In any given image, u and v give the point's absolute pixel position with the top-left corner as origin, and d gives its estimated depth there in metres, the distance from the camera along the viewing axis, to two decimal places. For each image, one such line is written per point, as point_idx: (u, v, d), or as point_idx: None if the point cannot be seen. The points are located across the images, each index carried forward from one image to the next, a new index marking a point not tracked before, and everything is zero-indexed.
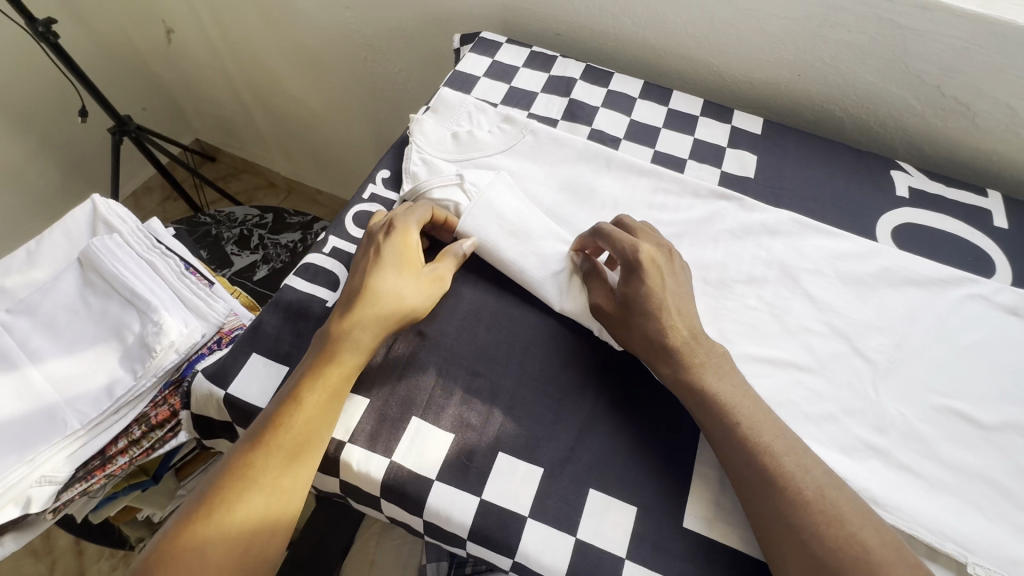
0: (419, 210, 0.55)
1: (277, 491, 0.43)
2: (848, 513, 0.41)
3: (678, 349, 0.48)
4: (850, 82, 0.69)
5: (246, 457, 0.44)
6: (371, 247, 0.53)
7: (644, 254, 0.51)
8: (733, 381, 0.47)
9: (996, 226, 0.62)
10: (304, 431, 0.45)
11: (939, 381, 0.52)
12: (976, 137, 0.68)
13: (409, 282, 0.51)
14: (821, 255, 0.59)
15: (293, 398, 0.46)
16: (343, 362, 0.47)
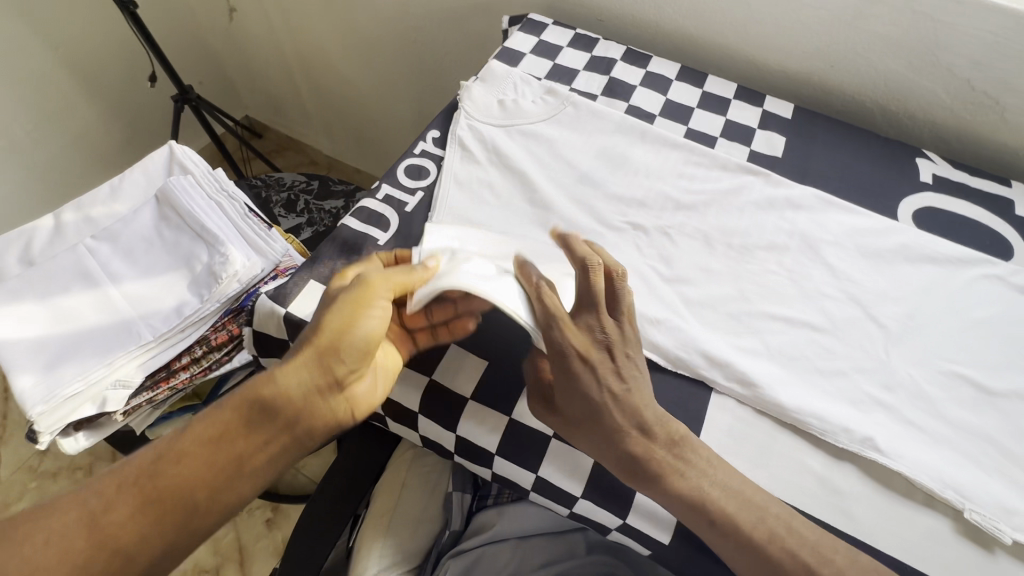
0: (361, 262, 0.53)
1: (112, 530, 0.39)
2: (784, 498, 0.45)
3: (610, 459, 0.46)
4: (882, 74, 0.72)
5: (92, 483, 0.41)
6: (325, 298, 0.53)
7: (571, 351, 0.47)
8: (696, 470, 0.45)
9: (1017, 215, 0.64)
10: (168, 470, 0.41)
11: (949, 350, 0.54)
12: (1003, 131, 0.70)
13: (334, 315, 0.46)
14: (843, 230, 0.62)
15: (177, 433, 0.44)
16: (244, 397, 0.44)
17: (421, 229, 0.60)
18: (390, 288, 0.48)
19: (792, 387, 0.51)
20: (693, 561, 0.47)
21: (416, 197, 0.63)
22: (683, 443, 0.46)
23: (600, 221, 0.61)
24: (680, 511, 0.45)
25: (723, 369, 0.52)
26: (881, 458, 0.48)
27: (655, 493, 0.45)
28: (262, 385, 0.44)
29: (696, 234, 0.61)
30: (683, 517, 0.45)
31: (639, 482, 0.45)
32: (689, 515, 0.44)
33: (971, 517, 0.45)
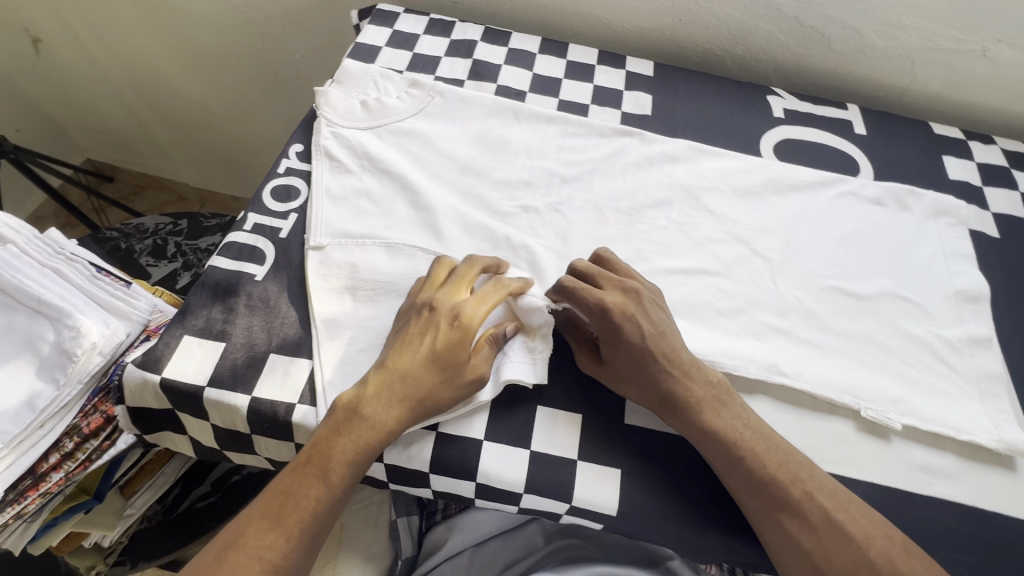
0: (486, 295, 0.49)
1: (279, 562, 0.41)
2: (765, 431, 0.47)
3: (655, 393, 0.47)
4: (725, 22, 0.76)
5: (254, 537, 0.41)
6: (423, 319, 0.47)
7: (610, 305, 0.48)
8: (730, 411, 0.47)
9: (857, 133, 0.71)
10: (313, 506, 0.42)
11: (827, 267, 0.59)
12: (832, 60, 0.77)
13: (452, 372, 0.46)
14: (717, 174, 0.65)
15: (310, 475, 0.43)
16: (365, 441, 0.44)
17: (302, 255, 0.55)
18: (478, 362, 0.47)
19: (698, 333, 0.53)
20: (644, 525, 0.47)
21: (291, 220, 0.58)
22: (721, 387, 0.48)
23: (490, 210, 0.60)
24: (708, 452, 0.46)
25: None
26: (786, 380, 0.51)
27: (694, 435, 0.47)
28: (380, 429, 0.44)
29: (586, 205, 0.61)
30: (713, 458, 0.46)
31: (680, 419, 0.47)
32: (723, 460, 0.46)
33: (867, 414, 0.50)
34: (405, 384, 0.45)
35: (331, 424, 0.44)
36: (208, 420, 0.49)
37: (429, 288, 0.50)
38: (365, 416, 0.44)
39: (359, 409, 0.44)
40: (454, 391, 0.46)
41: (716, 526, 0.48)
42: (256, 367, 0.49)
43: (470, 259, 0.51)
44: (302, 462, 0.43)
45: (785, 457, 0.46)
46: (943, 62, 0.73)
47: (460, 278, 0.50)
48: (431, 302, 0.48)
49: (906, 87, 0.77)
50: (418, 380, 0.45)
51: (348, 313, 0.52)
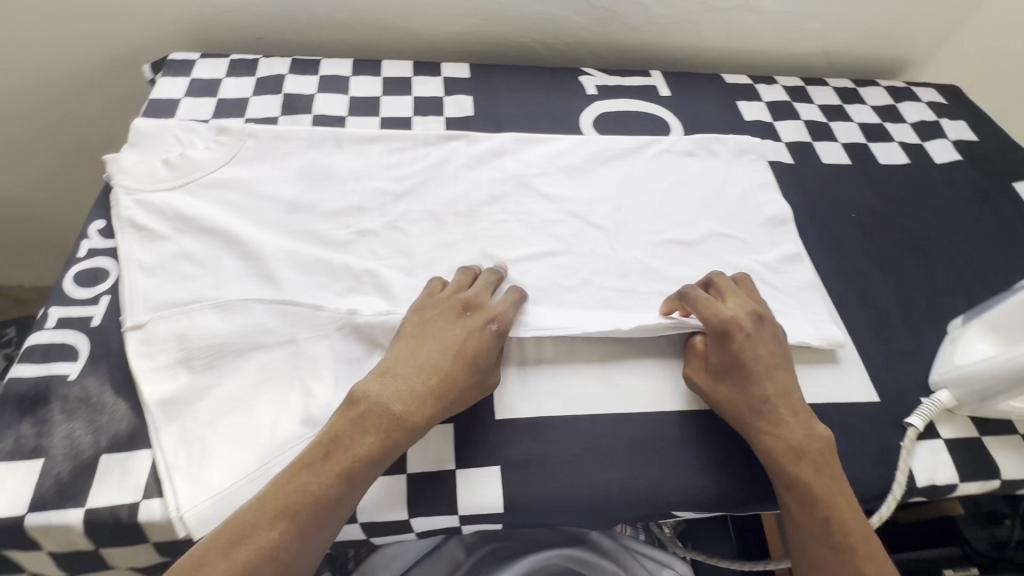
0: (507, 299, 0.52)
1: (280, 557, 0.40)
2: (848, 494, 0.47)
3: (744, 407, 0.49)
4: (526, 15, 0.79)
5: (263, 529, 0.40)
6: (458, 315, 0.50)
7: (733, 321, 0.50)
8: (827, 467, 0.47)
9: (663, 96, 0.77)
10: (326, 509, 0.41)
11: (657, 223, 0.63)
12: (629, 34, 0.83)
13: (481, 371, 0.48)
14: (545, 159, 0.67)
15: (339, 474, 0.42)
16: (394, 441, 0.44)
17: (122, 339, 0.51)
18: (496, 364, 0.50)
19: (549, 313, 0.54)
20: (534, 512, 0.48)
21: (102, 305, 0.53)
22: (828, 445, 0.48)
23: (325, 243, 0.58)
24: (789, 499, 0.47)
25: None
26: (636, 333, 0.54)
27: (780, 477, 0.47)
28: (410, 430, 0.45)
29: (423, 216, 0.61)
30: (790, 503, 0.47)
31: (773, 456, 0.47)
32: (803, 510, 0.46)
33: None
34: (439, 386, 0.46)
35: (360, 418, 0.44)
36: (41, 549, 0.43)
37: (455, 289, 0.53)
38: (396, 415, 0.45)
39: (396, 406, 0.45)
40: (476, 395, 0.49)
41: (610, 497, 0.49)
42: (85, 475, 0.44)
43: (495, 269, 0.56)
44: (329, 457, 0.43)
45: (855, 505, 0.47)
46: (720, 19, 0.82)
47: (483, 283, 0.53)
48: (469, 304, 0.51)
49: (697, 46, 0.85)
50: (448, 371, 0.47)
51: (185, 389, 0.48)
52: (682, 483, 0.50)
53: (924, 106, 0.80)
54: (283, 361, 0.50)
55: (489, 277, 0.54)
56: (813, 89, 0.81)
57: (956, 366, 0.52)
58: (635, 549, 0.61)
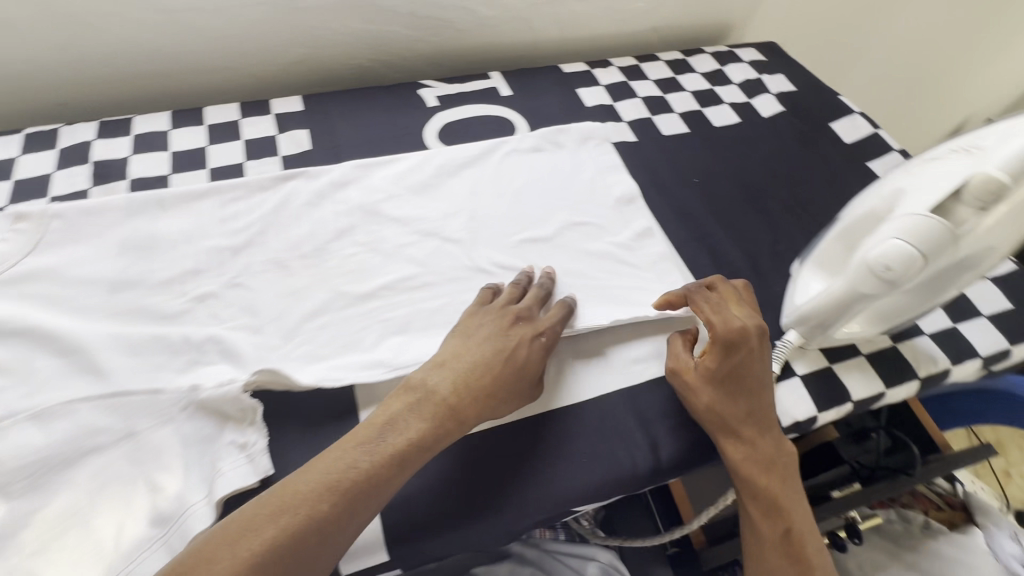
0: (557, 312, 0.53)
1: (328, 521, 0.40)
2: (801, 504, 0.50)
3: (729, 412, 0.50)
4: (352, 36, 0.77)
5: (309, 493, 0.40)
6: (508, 325, 0.51)
7: (746, 334, 0.50)
8: (786, 479, 0.50)
9: (504, 95, 0.78)
10: (374, 480, 0.42)
11: (512, 224, 0.63)
12: (463, 39, 0.83)
13: (524, 383, 0.50)
14: (390, 182, 0.65)
15: (393, 444, 0.43)
16: (443, 431, 0.45)
17: None
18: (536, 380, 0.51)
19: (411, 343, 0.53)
20: (424, 549, 0.46)
21: None
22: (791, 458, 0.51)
23: (159, 317, 0.53)
24: (752, 505, 0.49)
25: (346, 375, 0.50)
26: None
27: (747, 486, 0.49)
28: (452, 426, 0.46)
29: (266, 267, 0.58)
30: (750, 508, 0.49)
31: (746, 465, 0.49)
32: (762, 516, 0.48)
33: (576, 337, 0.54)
34: (488, 394, 0.47)
35: (419, 403, 0.46)
36: None
37: (508, 298, 0.54)
38: (446, 410, 0.46)
39: (450, 398, 0.46)
40: (519, 405, 0.50)
41: (504, 507, 0.48)
42: None
43: (547, 278, 0.57)
44: (383, 424, 0.44)
45: (805, 513, 0.50)
46: (546, 12, 0.83)
47: (533, 294, 0.55)
48: (522, 315, 0.52)
49: (534, 41, 0.87)
50: (496, 376, 0.48)
51: None
52: (574, 476, 0.50)
53: (746, 66, 0.86)
54: (120, 459, 0.45)
55: (542, 288, 0.56)
56: (646, 65, 0.85)
57: (790, 307, 0.55)
58: (556, 551, 0.62)
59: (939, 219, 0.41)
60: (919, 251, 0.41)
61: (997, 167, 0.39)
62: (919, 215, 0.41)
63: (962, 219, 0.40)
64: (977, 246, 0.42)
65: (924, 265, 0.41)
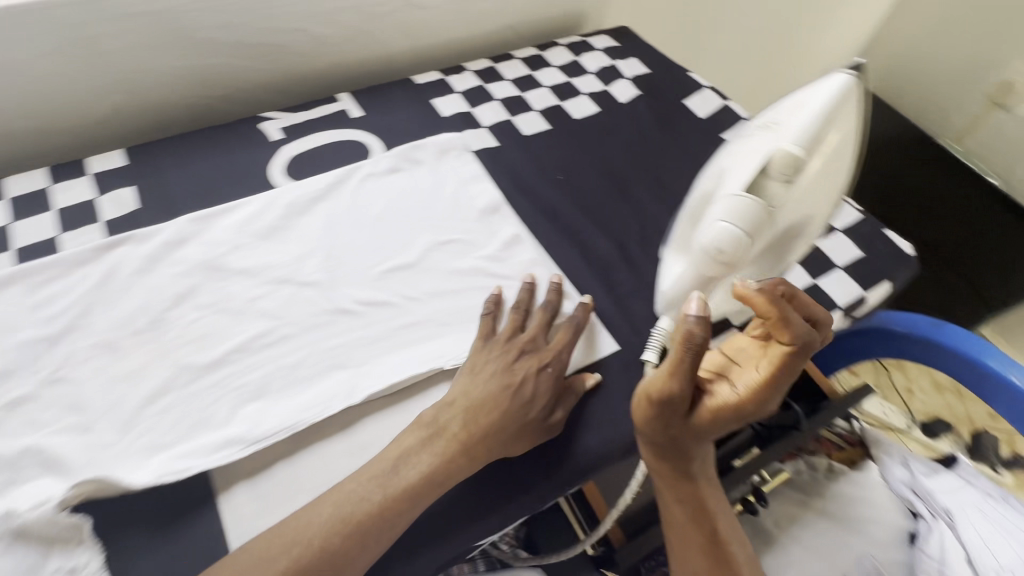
0: (565, 334, 0.53)
1: (341, 551, 0.40)
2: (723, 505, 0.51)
3: (689, 443, 0.46)
4: (177, 74, 0.70)
5: (322, 522, 0.41)
6: (514, 359, 0.50)
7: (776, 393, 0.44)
8: (712, 486, 0.50)
9: (355, 117, 0.74)
10: (388, 513, 0.42)
11: (374, 255, 0.60)
12: (304, 62, 0.77)
13: (537, 416, 0.49)
14: (234, 230, 0.59)
15: (411, 477, 0.44)
16: (460, 465, 0.45)
17: None
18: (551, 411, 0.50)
19: (272, 410, 0.48)
20: None
21: None
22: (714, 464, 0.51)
23: None
24: (680, 512, 0.49)
25: (196, 462, 0.45)
26: (371, 389, 0.50)
27: (675, 494, 0.49)
28: (467, 461, 0.46)
29: (93, 353, 0.51)
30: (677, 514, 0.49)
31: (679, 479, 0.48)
32: (689, 523, 0.49)
33: (452, 367, 0.52)
34: (500, 429, 0.47)
35: (433, 438, 0.46)
36: None
37: (516, 323, 0.53)
38: (461, 449, 0.46)
39: (464, 433, 0.46)
40: (534, 438, 0.49)
41: (394, 561, 0.45)
42: None
43: (556, 290, 0.56)
44: (403, 454, 0.45)
45: (728, 514, 0.51)
46: (389, 23, 0.79)
47: (539, 318, 0.54)
48: (526, 345, 0.52)
49: (384, 55, 0.83)
50: (506, 412, 0.47)
51: None
52: (466, 507, 0.48)
53: (600, 54, 0.86)
54: None
55: (546, 307, 0.55)
56: (502, 66, 0.83)
57: (659, 293, 0.53)
58: None
59: (754, 196, 0.44)
60: (744, 229, 0.44)
61: (791, 142, 0.43)
62: (738, 195, 0.44)
63: (774, 194, 0.44)
64: (791, 217, 0.46)
65: (751, 241, 0.44)
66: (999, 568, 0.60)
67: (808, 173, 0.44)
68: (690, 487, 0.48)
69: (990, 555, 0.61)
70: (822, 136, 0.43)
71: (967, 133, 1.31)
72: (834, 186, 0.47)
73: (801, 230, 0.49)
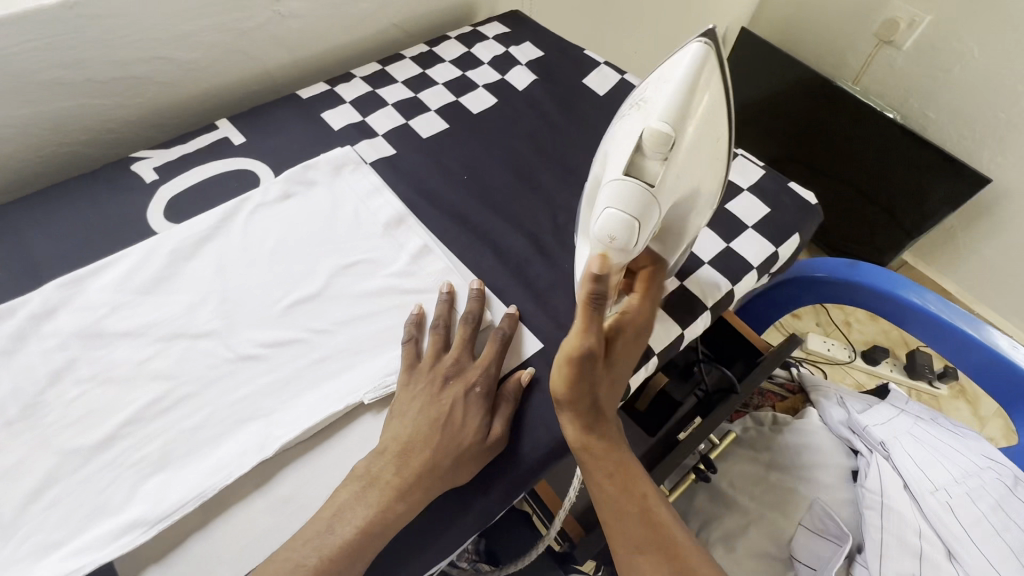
0: (491, 348, 0.51)
1: None
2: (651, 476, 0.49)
3: (602, 400, 0.46)
4: (26, 125, 0.63)
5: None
6: (439, 388, 0.48)
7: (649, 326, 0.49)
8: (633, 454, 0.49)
9: (238, 145, 0.68)
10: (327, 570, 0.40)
11: (274, 291, 0.56)
12: (173, 91, 0.71)
13: (473, 440, 0.46)
14: (111, 290, 0.54)
15: (347, 533, 0.41)
16: (400, 510, 0.43)
17: None
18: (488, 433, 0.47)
19: (176, 481, 0.44)
20: None
21: None
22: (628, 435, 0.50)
23: None
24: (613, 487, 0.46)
25: (92, 557, 0.40)
26: (284, 438, 0.47)
27: (605, 471, 0.46)
28: (406, 506, 0.43)
29: None
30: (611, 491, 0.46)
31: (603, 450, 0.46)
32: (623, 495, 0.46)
33: (371, 399, 0.49)
34: (434, 465, 0.45)
35: (367, 488, 0.43)
36: None
37: (437, 349, 0.51)
38: (396, 496, 0.43)
39: (399, 479, 0.43)
40: (475, 463, 0.46)
41: None
42: None
43: (478, 300, 0.54)
44: (341, 506, 0.43)
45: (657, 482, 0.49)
46: (262, 38, 0.74)
47: (461, 338, 0.52)
48: (450, 371, 0.49)
49: (263, 72, 0.77)
50: (438, 447, 0.45)
51: None
52: (403, 543, 0.45)
53: (493, 43, 0.83)
54: None
55: (468, 323, 0.52)
56: (391, 68, 0.79)
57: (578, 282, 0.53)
58: None
59: (635, 179, 0.44)
60: (632, 213, 0.44)
61: (659, 120, 0.43)
62: (619, 180, 0.45)
63: (654, 172, 0.44)
64: (679, 191, 0.46)
65: (643, 224, 0.44)
66: (934, 489, 0.61)
67: (684, 145, 0.44)
68: (616, 454, 0.47)
69: (924, 477, 0.62)
70: (689, 107, 0.43)
71: (861, 74, 1.38)
72: (717, 153, 0.48)
73: (694, 202, 0.49)
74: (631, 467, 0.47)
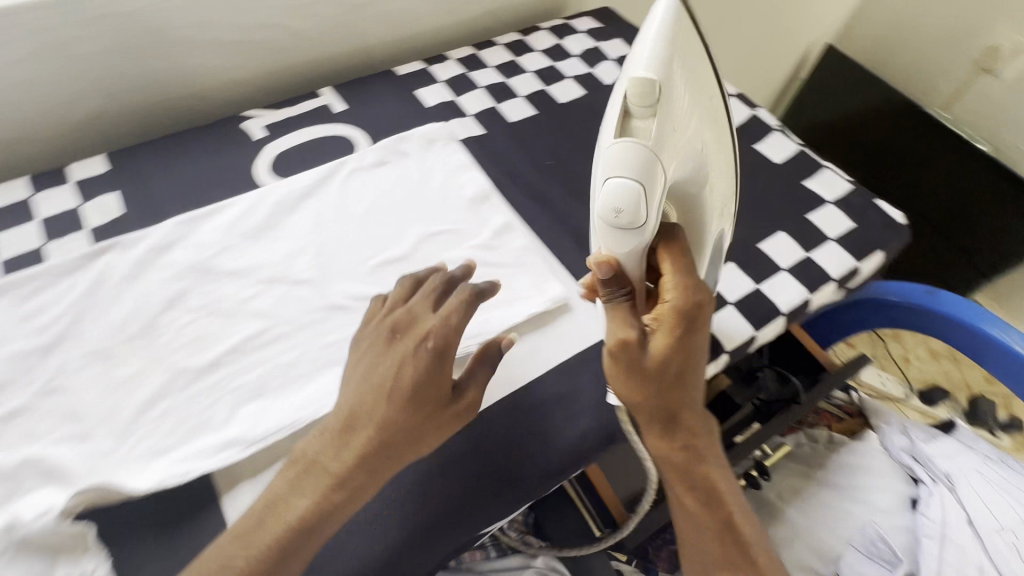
0: (451, 305, 0.45)
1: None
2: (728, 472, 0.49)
3: (667, 405, 0.45)
4: (155, 76, 0.69)
5: (234, 546, 0.39)
6: (386, 345, 0.45)
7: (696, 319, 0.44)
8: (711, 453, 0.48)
9: (338, 112, 0.73)
10: (275, 551, 0.39)
11: (365, 249, 0.59)
12: (283, 58, 0.76)
13: (426, 411, 0.42)
14: (222, 232, 0.59)
15: (286, 519, 0.40)
16: (343, 493, 0.41)
17: None
18: (439, 403, 0.43)
19: (271, 409, 0.48)
20: None
21: None
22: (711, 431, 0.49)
23: None
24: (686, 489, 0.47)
25: (197, 465, 0.45)
26: None
27: (678, 471, 0.47)
28: (353, 488, 0.41)
29: (86, 362, 0.50)
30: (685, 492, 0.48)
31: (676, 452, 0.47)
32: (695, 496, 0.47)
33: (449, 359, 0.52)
34: (377, 444, 0.41)
35: (303, 476, 0.41)
36: None
37: (393, 307, 0.48)
38: (336, 476, 0.41)
39: (338, 464, 0.41)
40: (438, 429, 0.43)
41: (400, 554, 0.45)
42: None
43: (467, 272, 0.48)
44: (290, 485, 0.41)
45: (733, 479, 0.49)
46: (368, 15, 0.78)
47: (420, 295, 0.47)
48: (399, 330, 0.45)
49: (364, 46, 0.81)
50: (381, 420, 0.42)
51: None
52: (469, 496, 0.48)
53: (584, 37, 0.85)
54: None
55: (432, 281, 0.48)
56: (484, 53, 0.82)
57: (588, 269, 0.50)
58: None
59: (633, 139, 0.40)
60: (635, 179, 0.40)
61: (643, 71, 0.38)
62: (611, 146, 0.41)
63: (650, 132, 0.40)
64: (683, 155, 0.42)
65: (649, 190, 0.40)
66: (1000, 529, 0.60)
67: (676, 96, 0.40)
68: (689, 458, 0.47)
69: (991, 516, 0.62)
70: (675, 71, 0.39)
71: (953, 100, 1.31)
72: (714, 108, 0.45)
73: (706, 168, 0.45)
74: (706, 470, 0.48)
